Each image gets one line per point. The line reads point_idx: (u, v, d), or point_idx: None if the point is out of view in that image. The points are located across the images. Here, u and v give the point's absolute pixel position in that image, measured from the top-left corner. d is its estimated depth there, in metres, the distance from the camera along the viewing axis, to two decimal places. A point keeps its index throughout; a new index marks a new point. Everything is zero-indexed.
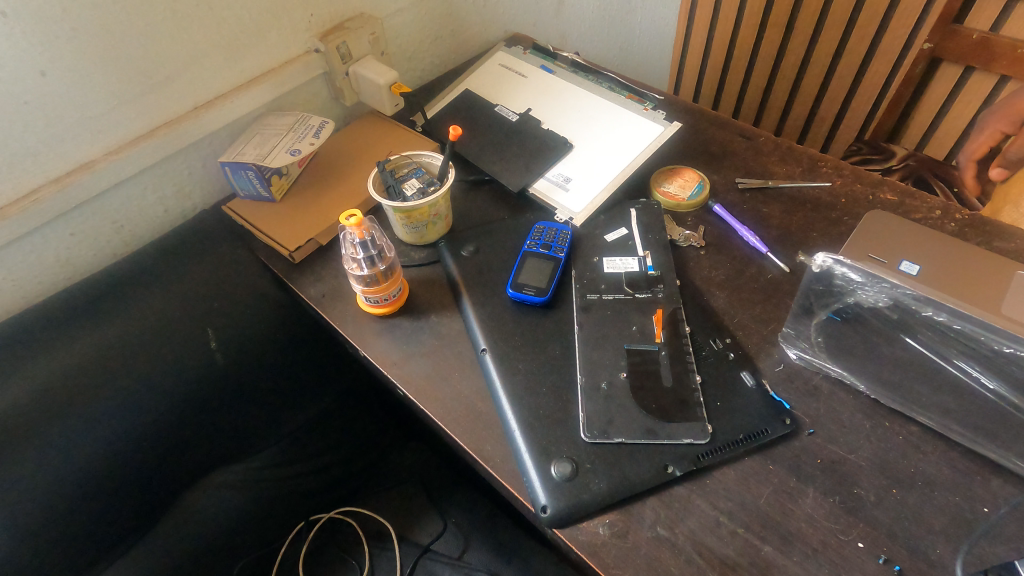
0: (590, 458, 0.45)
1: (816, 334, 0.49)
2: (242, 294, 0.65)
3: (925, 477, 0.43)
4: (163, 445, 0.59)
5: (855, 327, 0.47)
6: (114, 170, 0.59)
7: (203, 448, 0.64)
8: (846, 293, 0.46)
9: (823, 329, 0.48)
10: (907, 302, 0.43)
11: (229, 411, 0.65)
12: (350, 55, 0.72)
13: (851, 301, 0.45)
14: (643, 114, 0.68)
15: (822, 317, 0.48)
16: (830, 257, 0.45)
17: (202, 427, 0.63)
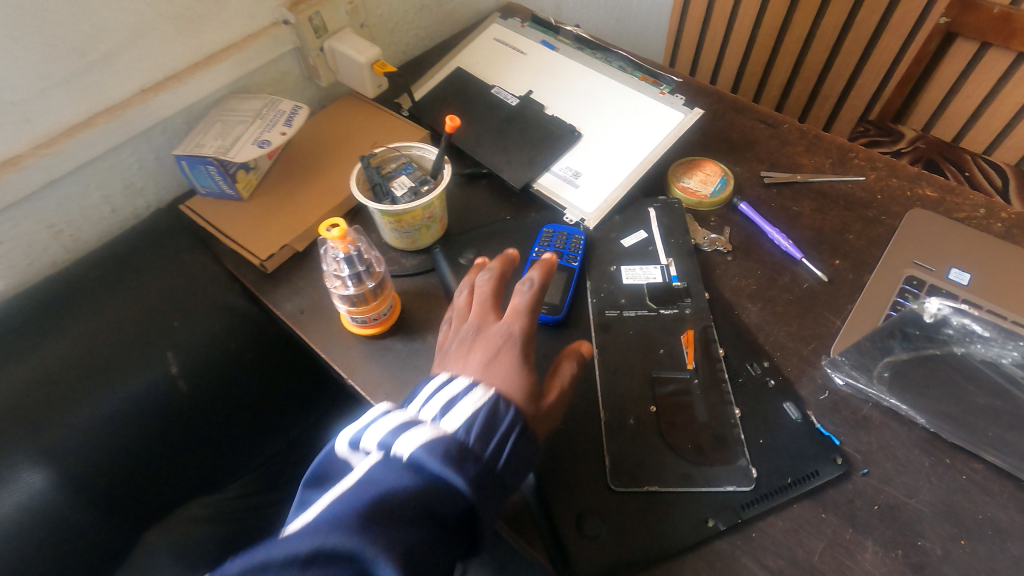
0: (619, 511, 0.39)
1: (882, 368, 0.42)
2: (207, 309, 0.56)
3: (995, 525, 0.39)
4: (115, 495, 0.50)
5: (939, 370, 0.38)
6: (46, 166, 0.50)
7: (169, 490, 0.54)
8: (957, 344, 0.36)
9: (894, 366, 0.41)
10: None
11: (201, 428, 0.56)
12: (325, 28, 0.63)
13: (960, 352, 0.36)
14: (660, 99, 0.61)
15: (902, 355, 0.40)
16: (948, 305, 0.35)
17: (169, 464, 0.54)
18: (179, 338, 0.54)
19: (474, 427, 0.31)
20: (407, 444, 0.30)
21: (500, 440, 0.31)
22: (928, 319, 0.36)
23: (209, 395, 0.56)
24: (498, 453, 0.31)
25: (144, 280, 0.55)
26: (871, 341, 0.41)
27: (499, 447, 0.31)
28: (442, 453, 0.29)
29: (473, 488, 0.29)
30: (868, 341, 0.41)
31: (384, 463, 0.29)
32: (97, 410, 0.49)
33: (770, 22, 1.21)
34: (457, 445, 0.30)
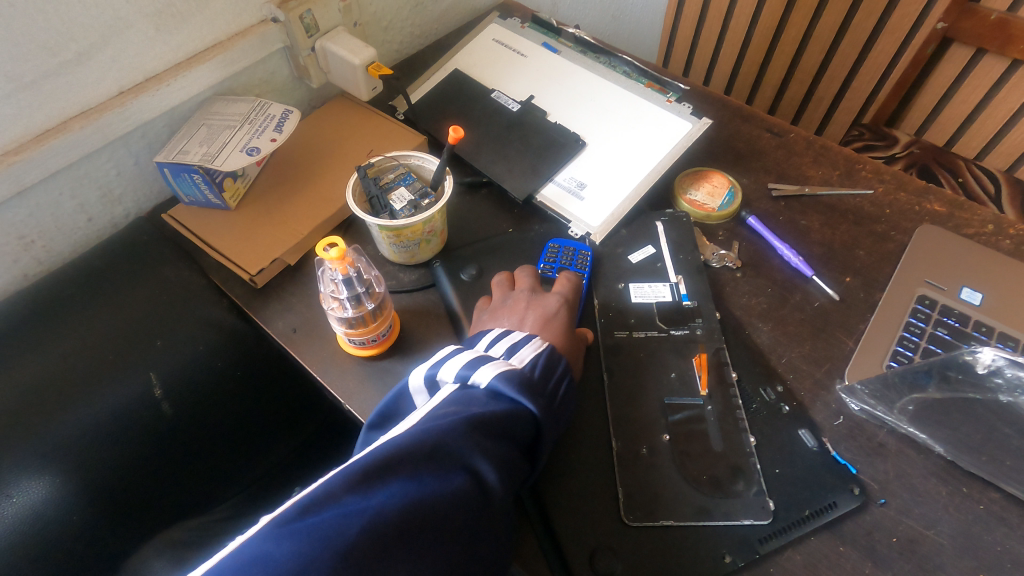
0: (634, 547, 0.37)
1: (906, 402, 0.41)
2: (191, 325, 0.53)
3: (1015, 558, 0.38)
4: (136, 481, 0.49)
5: (967, 406, 0.39)
6: (16, 175, 0.46)
7: (174, 501, 0.52)
8: (1004, 393, 0.37)
9: (920, 403, 0.41)
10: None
11: (202, 435, 0.54)
12: (316, 27, 0.60)
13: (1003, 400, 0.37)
14: (666, 107, 0.59)
15: (936, 395, 0.40)
16: (1002, 356, 0.37)
17: (144, 501, 0.49)
18: (162, 357, 0.52)
19: (538, 365, 0.37)
20: (485, 375, 0.34)
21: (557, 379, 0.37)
22: (980, 369, 0.38)
23: (195, 416, 0.53)
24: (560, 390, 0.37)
25: (127, 296, 0.52)
26: (903, 375, 0.41)
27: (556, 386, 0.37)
28: (522, 383, 0.34)
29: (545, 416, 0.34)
30: (900, 374, 0.41)
31: (464, 391, 0.34)
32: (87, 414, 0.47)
33: (766, 23, 1.19)
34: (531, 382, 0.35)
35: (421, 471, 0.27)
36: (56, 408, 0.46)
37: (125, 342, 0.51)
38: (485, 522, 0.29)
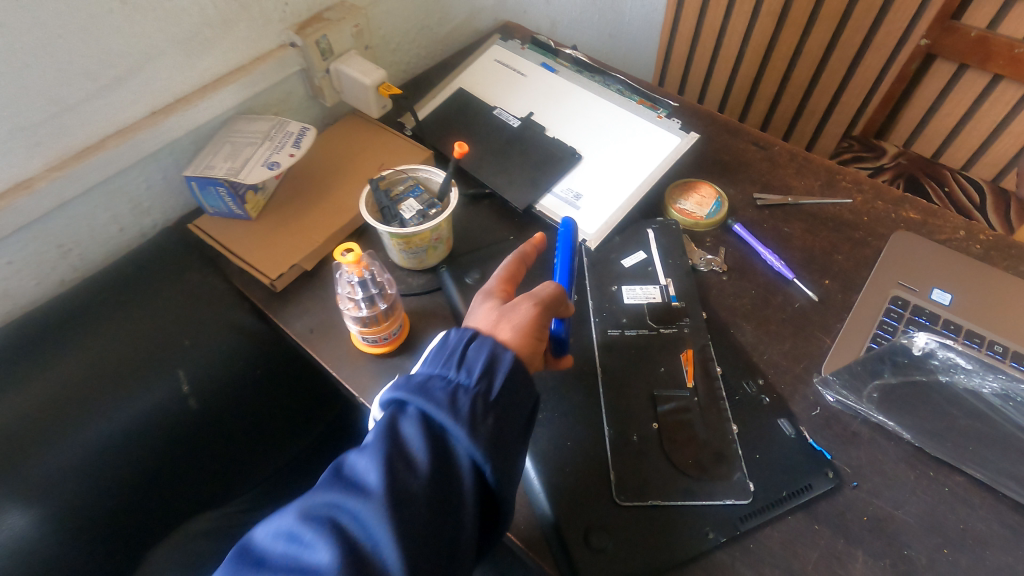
0: (625, 525, 0.41)
1: (872, 390, 0.43)
2: (217, 326, 0.57)
3: (976, 535, 0.41)
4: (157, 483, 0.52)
5: (921, 390, 0.40)
6: (57, 189, 0.50)
7: (191, 500, 0.56)
8: (942, 373, 0.38)
9: (883, 389, 0.43)
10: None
11: (230, 437, 0.58)
12: (331, 51, 0.64)
13: (943, 378, 0.38)
14: (657, 123, 0.63)
15: (890, 380, 0.41)
16: (935, 339, 0.37)
17: (160, 499, 0.53)
18: (189, 356, 0.56)
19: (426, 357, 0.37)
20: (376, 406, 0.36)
21: (469, 369, 0.35)
22: (916, 351, 0.38)
23: (218, 411, 0.57)
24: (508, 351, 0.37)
25: (156, 297, 0.56)
26: (863, 364, 0.42)
27: (468, 375, 0.35)
28: (393, 391, 0.35)
29: (441, 413, 0.33)
30: (859, 363, 0.42)
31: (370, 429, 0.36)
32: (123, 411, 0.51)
33: (758, 39, 1.24)
34: (424, 386, 0.34)
35: (276, 525, 0.30)
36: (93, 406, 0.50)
37: (153, 341, 0.54)
38: (354, 544, 0.29)
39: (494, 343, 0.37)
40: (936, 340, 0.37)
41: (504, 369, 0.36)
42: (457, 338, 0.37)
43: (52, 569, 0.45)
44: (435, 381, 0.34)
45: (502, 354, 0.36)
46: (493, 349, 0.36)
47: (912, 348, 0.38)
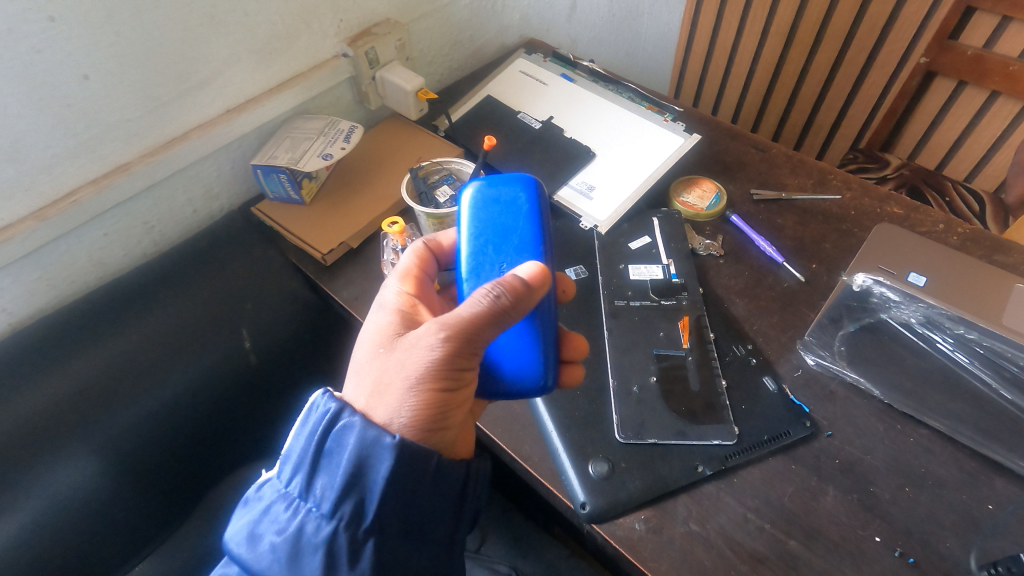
0: (624, 458, 0.48)
1: (839, 343, 0.52)
2: (275, 293, 0.68)
3: (936, 477, 0.46)
4: (216, 419, 0.66)
5: (873, 335, 0.50)
6: (149, 172, 0.59)
7: (236, 437, 0.69)
8: (881, 308, 0.50)
9: (848, 339, 0.52)
10: (940, 319, 0.47)
11: (276, 387, 0.71)
12: (377, 61, 0.74)
13: (885, 315, 0.49)
14: (663, 125, 0.71)
15: (850, 328, 0.52)
16: (871, 278, 0.51)
17: (215, 434, 0.66)
18: (253, 317, 0.67)
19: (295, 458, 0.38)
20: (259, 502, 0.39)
21: (322, 497, 0.36)
22: (858, 289, 0.51)
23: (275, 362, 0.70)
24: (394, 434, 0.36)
25: (225, 268, 0.65)
26: (828, 318, 0.54)
27: (320, 505, 0.36)
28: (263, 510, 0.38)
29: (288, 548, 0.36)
30: (828, 313, 0.54)
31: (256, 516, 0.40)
32: (202, 360, 0.63)
33: (769, 56, 1.31)
34: (276, 510, 0.37)
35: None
36: (176, 356, 0.61)
37: (223, 304, 0.65)
38: None
39: (352, 456, 0.36)
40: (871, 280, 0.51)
41: (370, 484, 0.36)
42: (316, 434, 0.37)
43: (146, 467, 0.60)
44: (288, 509, 0.37)
45: (367, 465, 0.36)
46: (351, 464, 0.36)
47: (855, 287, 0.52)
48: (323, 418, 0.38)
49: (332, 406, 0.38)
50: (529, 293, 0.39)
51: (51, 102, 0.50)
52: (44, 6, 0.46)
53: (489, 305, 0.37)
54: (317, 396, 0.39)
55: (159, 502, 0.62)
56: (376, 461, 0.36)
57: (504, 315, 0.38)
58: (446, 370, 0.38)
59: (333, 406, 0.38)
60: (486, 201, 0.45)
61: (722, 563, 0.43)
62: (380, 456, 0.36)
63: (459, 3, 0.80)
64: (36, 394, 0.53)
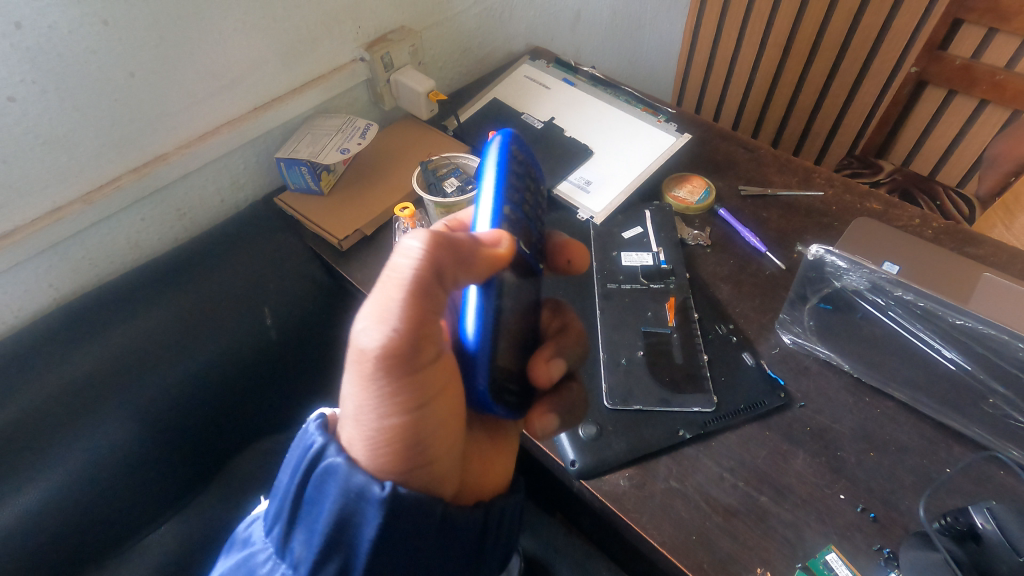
0: (612, 422, 0.52)
1: (809, 319, 0.55)
2: (295, 276, 0.73)
3: (898, 443, 0.51)
4: (237, 392, 0.71)
5: (843, 313, 0.53)
6: (184, 162, 0.65)
7: (254, 409, 0.74)
8: (835, 277, 0.51)
9: (815, 315, 0.55)
10: (882, 284, 0.48)
11: (294, 364, 0.77)
12: (392, 65, 0.79)
13: (839, 284, 0.51)
14: (657, 126, 0.76)
15: (815, 303, 0.54)
16: (821, 246, 0.50)
17: (236, 406, 0.71)
18: (274, 298, 0.72)
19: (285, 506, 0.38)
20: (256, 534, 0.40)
21: (301, 555, 0.36)
22: (811, 257, 0.51)
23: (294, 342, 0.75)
24: (383, 484, 0.34)
25: (249, 252, 0.71)
26: (796, 293, 0.56)
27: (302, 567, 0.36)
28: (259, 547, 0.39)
29: None
30: (796, 288, 0.55)
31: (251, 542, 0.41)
32: (227, 336, 0.68)
33: (767, 66, 1.36)
34: (260, 556, 0.38)
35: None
36: (203, 331, 0.66)
37: (247, 285, 0.70)
38: None
39: (332, 514, 0.35)
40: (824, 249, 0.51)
41: (352, 550, 0.35)
42: (303, 486, 0.37)
43: (172, 432, 0.65)
44: (271, 558, 0.38)
45: (349, 522, 0.35)
46: (329, 528, 0.35)
47: (810, 257, 0.52)
48: (306, 456, 0.37)
49: (318, 441, 0.37)
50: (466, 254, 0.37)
51: (101, 96, 0.56)
52: (99, 11, 0.52)
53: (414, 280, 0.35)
54: (314, 435, 0.38)
55: (183, 465, 0.67)
56: (360, 519, 0.34)
57: (436, 284, 0.36)
58: (401, 377, 0.35)
59: (318, 442, 0.37)
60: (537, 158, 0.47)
61: (698, 515, 0.47)
62: (365, 514, 0.34)
63: (468, 13, 0.86)
64: (82, 360, 0.59)
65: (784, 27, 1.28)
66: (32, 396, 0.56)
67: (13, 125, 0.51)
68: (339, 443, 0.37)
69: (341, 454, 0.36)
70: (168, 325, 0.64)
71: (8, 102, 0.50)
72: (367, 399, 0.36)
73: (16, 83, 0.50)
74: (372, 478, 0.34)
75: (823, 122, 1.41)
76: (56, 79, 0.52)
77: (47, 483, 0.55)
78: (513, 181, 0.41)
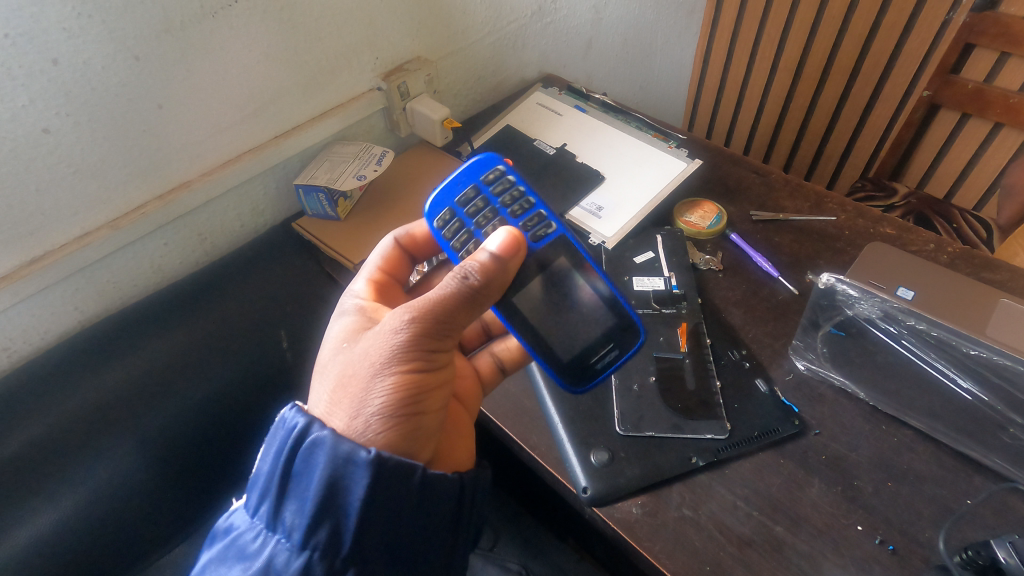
0: (624, 448, 0.52)
1: (822, 345, 0.55)
2: (310, 299, 0.75)
3: (916, 472, 0.50)
4: (253, 413, 0.72)
5: (857, 339, 0.53)
6: (207, 189, 0.67)
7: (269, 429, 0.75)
8: (847, 306, 0.52)
9: (828, 341, 0.55)
10: (896, 313, 0.49)
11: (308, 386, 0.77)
12: (408, 94, 0.81)
13: (852, 313, 0.52)
14: (668, 152, 0.77)
15: (828, 330, 0.55)
16: (833, 276, 0.52)
17: (252, 426, 0.72)
18: (291, 321, 0.73)
19: (274, 478, 0.40)
20: (241, 514, 0.42)
21: (293, 523, 0.39)
22: (823, 285, 0.53)
23: (309, 365, 0.75)
24: (370, 449, 0.39)
25: (267, 275, 0.73)
26: (808, 320, 0.56)
27: (294, 533, 0.39)
28: (251, 522, 0.41)
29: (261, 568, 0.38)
30: (810, 313, 0.56)
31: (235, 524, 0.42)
32: (243, 359, 0.69)
33: (778, 90, 1.37)
34: (249, 535, 0.40)
35: None
36: (220, 353, 0.67)
37: (263, 308, 0.71)
38: None
39: (323, 480, 0.38)
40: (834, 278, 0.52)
41: (341, 511, 0.38)
42: (294, 454, 0.40)
43: (188, 453, 0.66)
44: (260, 534, 0.40)
45: (339, 485, 0.38)
46: (320, 491, 0.38)
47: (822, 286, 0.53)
48: (292, 436, 0.40)
49: (301, 421, 0.41)
50: (501, 272, 0.45)
51: (129, 127, 0.58)
52: (131, 47, 0.54)
53: (458, 291, 0.42)
54: (285, 412, 0.42)
55: (196, 486, 0.68)
56: (351, 481, 0.38)
57: (472, 296, 0.43)
58: (414, 356, 0.42)
59: (302, 422, 0.41)
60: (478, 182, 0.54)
61: (712, 545, 0.47)
62: (353, 476, 0.38)
63: (482, 43, 0.88)
64: (104, 381, 0.60)
65: (794, 52, 1.30)
66: (55, 417, 0.57)
67: (47, 155, 0.54)
68: (322, 423, 0.41)
69: (326, 427, 0.40)
70: (186, 348, 0.65)
71: (42, 133, 0.52)
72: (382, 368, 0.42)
73: (51, 115, 0.52)
74: (358, 445, 0.39)
75: (836, 145, 1.41)
76: (88, 112, 0.54)
77: (64, 503, 0.56)
78: (453, 243, 0.51)
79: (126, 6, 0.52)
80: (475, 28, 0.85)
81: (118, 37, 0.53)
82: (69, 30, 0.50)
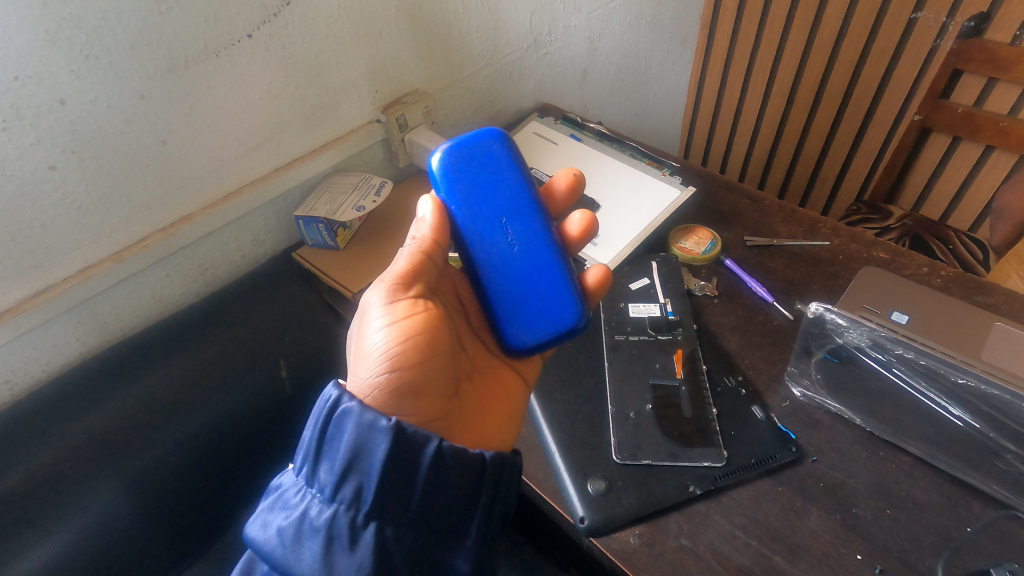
0: (621, 476, 0.52)
1: (816, 372, 0.56)
2: (309, 327, 0.75)
3: (915, 500, 0.50)
4: (251, 443, 0.72)
5: (849, 366, 0.53)
6: (209, 221, 0.68)
7: (266, 459, 0.74)
8: (837, 335, 0.52)
9: (821, 367, 0.55)
10: (884, 342, 0.49)
11: (306, 414, 0.77)
12: (406, 125, 0.83)
13: (841, 341, 0.52)
14: (662, 179, 0.78)
15: (819, 356, 0.55)
16: (821, 305, 0.52)
17: (249, 455, 0.72)
18: (289, 350, 0.73)
19: (307, 443, 0.41)
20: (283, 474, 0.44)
21: (325, 481, 0.40)
22: (812, 314, 0.53)
23: (308, 394, 0.76)
24: (391, 418, 0.40)
25: (266, 305, 0.73)
26: (801, 347, 0.56)
27: (325, 490, 0.40)
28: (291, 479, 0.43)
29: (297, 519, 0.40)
30: (802, 342, 0.56)
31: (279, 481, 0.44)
32: (242, 389, 0.69)
33: (771, 115, 1.40)
34: (289, 492, 0.42)
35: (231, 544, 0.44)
36: (218, 383, 0.68)
37: (262, 339, 0.72)
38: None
39: (350, 443, 0.40)
40: (823, 306, 0.52)
41: (366, 469, 0.39)
42: (322, 420, 0.41)
43: (185, 484, 0.66)
44: (300, 489, 0.41)
45: (363, 449, 0.40)
46: (349, 450, 0.40)
47: (811, 315, 0.53)
48: (325, 407, 0.42)
49: (334, 393, 0.42)
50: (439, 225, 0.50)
51: (133, 162, 0.59)
52: (136, 86, 0.56)
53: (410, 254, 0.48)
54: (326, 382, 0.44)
55: (194, 516, 0.68)
56: (372, 444, 0.40)
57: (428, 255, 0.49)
58: (397, 313, 0.47)
59: (334, 394, 0.42)
60: (458, 167, 0.49)
61: None
62: (376, 440, 0.40)
63: (479, 74, 0.91)
64: (102, 412, 0.60)
65: (787, 79, 1.32)
66: (53, 450, 0.57)
67: (53, 192, 0.55)
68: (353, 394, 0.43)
69: (356, 398, 0.42)
70: (184, 379, 0.65)
71: (49, 170, 0.54)
72: (373, 332, 0.46)
73: (57, 153, 0.54)
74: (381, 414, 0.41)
75: (830, 168, 1.42)
76: (93, 149, 0.56)
77: (60, 535, 0.56)
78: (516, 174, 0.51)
79: (132, 48, 0.54)
80: (472, 60, 0.88)
81: (123, 77, 0.54)
82: (77, 72, 0.51)
